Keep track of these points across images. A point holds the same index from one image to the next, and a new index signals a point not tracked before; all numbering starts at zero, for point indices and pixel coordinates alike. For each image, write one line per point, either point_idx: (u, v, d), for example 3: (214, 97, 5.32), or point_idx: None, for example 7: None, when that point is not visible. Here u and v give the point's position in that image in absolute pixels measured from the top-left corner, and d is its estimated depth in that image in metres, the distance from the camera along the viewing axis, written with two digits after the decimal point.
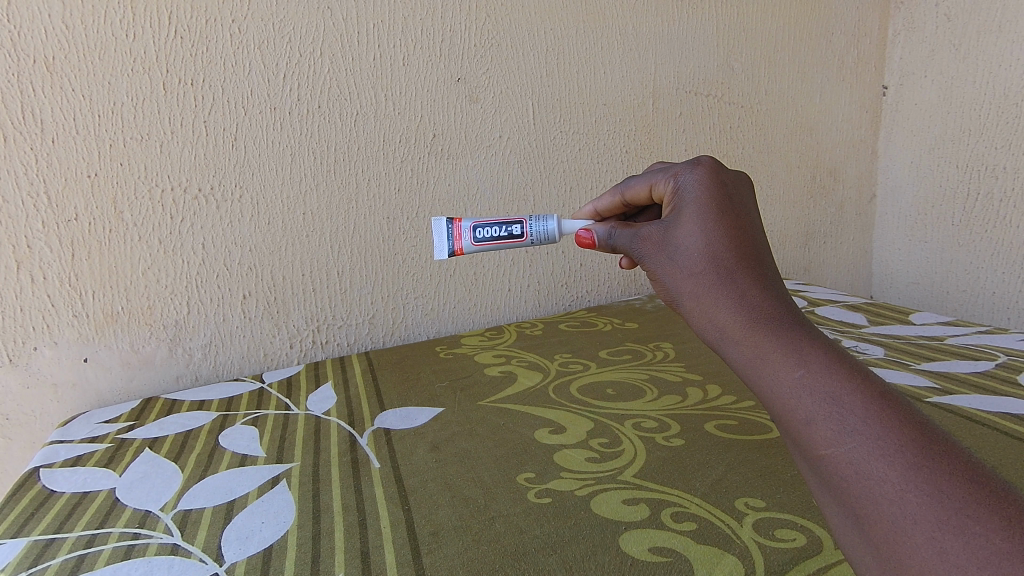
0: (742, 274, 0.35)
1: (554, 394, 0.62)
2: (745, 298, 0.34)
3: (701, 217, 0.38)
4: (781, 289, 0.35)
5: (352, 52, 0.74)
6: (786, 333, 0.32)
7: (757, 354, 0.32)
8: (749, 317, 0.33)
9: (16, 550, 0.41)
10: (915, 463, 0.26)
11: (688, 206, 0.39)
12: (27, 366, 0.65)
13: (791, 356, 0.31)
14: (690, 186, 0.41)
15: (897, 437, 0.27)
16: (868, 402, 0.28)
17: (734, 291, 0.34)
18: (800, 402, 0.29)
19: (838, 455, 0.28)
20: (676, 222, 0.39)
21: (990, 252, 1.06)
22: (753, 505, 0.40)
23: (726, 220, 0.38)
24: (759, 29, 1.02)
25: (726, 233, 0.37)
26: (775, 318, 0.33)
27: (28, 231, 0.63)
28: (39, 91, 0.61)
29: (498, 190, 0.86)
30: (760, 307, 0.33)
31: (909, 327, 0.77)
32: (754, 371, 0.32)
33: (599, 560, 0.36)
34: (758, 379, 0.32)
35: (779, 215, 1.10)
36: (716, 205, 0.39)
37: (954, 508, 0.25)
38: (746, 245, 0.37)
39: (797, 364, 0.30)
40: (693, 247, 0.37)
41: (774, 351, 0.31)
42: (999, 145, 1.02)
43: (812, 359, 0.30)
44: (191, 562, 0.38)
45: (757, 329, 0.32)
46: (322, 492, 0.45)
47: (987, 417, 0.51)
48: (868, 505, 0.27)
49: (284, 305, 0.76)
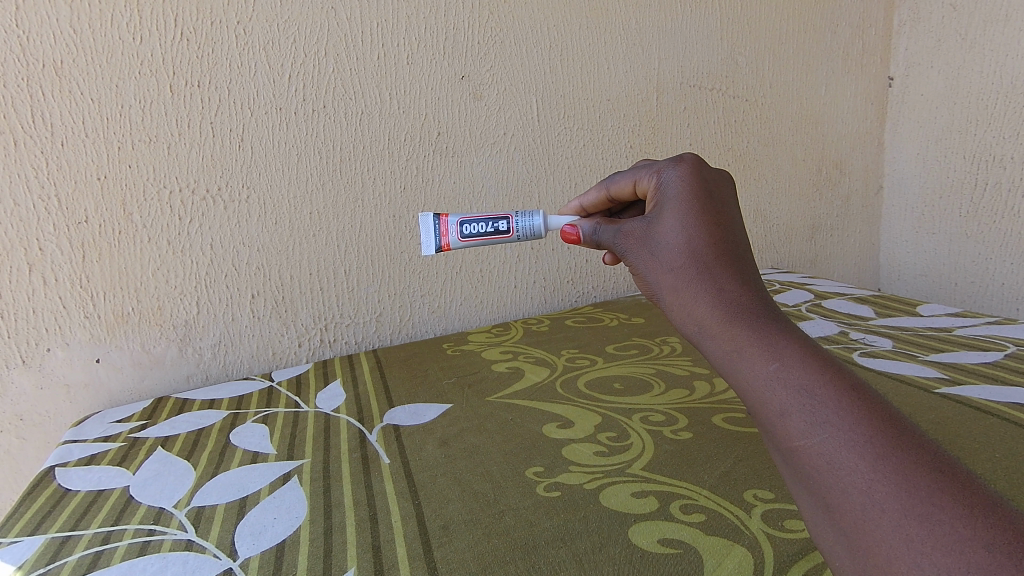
0: (719, 266, 0.35)
1: (561, 389, 0.62)
2: (720, 288, 0.34)
3: (682, 213, 0.38)
4: (759, 283, 0.35)
5: (356, 52, 0.74)
6: (763, 326, 0.32)
7: (734, 348, 0.32)
8: (727, 311, 0.33)
9: (35, 546, 0.42)
10: (885, 454, 0.26)
11: (669, 201, 0.40)
12: (40, 367, 0.66)
13: (767, 349, 0.31)
14: (671, 182, 0.41)
15: (867, 428, 0.27)
16: (840, 396, 0.28)
17: (710, 280, 0.35)
18: (775, 395, 0.29)
19: (811, 446, 0.28)
20: (658, 218, 0.39)
21: (1000, 243, 1.06)
22: (762, 497, 0.41)
23: (708, 216, 0.38)
24: (763, 22, 1.02)
25: (706, 227, 0.37)
26: (754, 312, 0.33)
27: (39, 234, 0.64)
28: (49, 95, 0.62)
29: (503, 187, 0.86)
30: (737, 301, 0.34)
31: (917, 319, 0.76)
32: (730, 365, 0.32)
33: (608, 551, 0.36)
34: (734, 372, 0.32)
35: (785, 208, 1.10)
36: (698, 200, 0.39)
37: (921, 497, 0.25)
38: (727, 240, 0.37)
39: (772, 357, 0.30)
40: (673, 243, 0.37)
41: (750, 343, 0.31)
42: (1007, 134, 1.01)
43: (787, 353, 0.30)
44: (205, 557, 0.39)
45: (734, 323, 0.33)
46: (333, 488, 0.46)
47: (995, 407, 0.51)
48: (839, 495, 0.26)
49: (293, 304, 0.77)
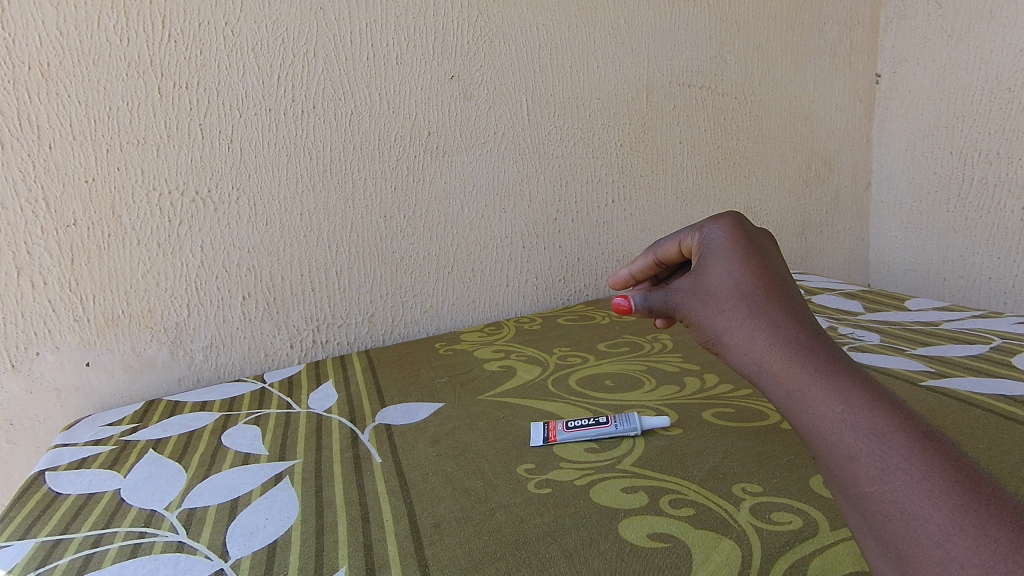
0: (775, 311, 0.37)
1: (553, 387, 0.62)
2: (780, 333, 0.36)
3: (732, 264, 0.41)
4: (818, 329, 0.36)
5: (345, 52, 0.74)
6: (825, 368, 0.33)
7: (797, 389, 0.33)
8: (788, 353, 0.34)
9: (25, 551, 0.41)
10: (961, 506, 0.26)
11: (715, 253, 0.42)
12: (29, 371, 0.66)
13: (832, 391, 0.32)
14: (714, 237, 0.44)
15: (940, 478, 0.27)
16: (911, 443, 0.29)
17: (767, 324, 0.37)
18: (843, 437, 0.30)
19: (882, 493, 0.28)
20: (706, 269, 0.42)
21: (987, 237, 1.07)
22: (750, 490, 0.41)
23: (757, 269, 0.40)
24: (751, 20, 1.02)
25: (757, 277, 0.40)
26: (816, 355, 0.34)
27: (27, 237, 0.63)
28: (35, 98, 0.62)
29: (494, 186, 0.86)
30: (797, 343, 0.35)
31: (905, 313, 0.77)
32: (794, 407, 0.33)
33: (597, 547, 0.37)
34: (798, 413, 0.33)
35: (775, 205, 1.11)
36: (745, 253, 0.41)
37: (1002, 553, 0.24)
38: (778, 290, 0.39)
39: (837, 399, 0.31)
40: (727, 290, 0.39)
41: (814, 385, 0.32)
42: (993, 130, 1.03)
43: (853, 395, 0.31)
44: (196, 559, 0.39)
45: (795, 365, 0.34)
46: (324, 487, 0.46)
47: (981, 399, 0.51)
48: (912, 545, 0.26)
49: (284, 305, 0.77)
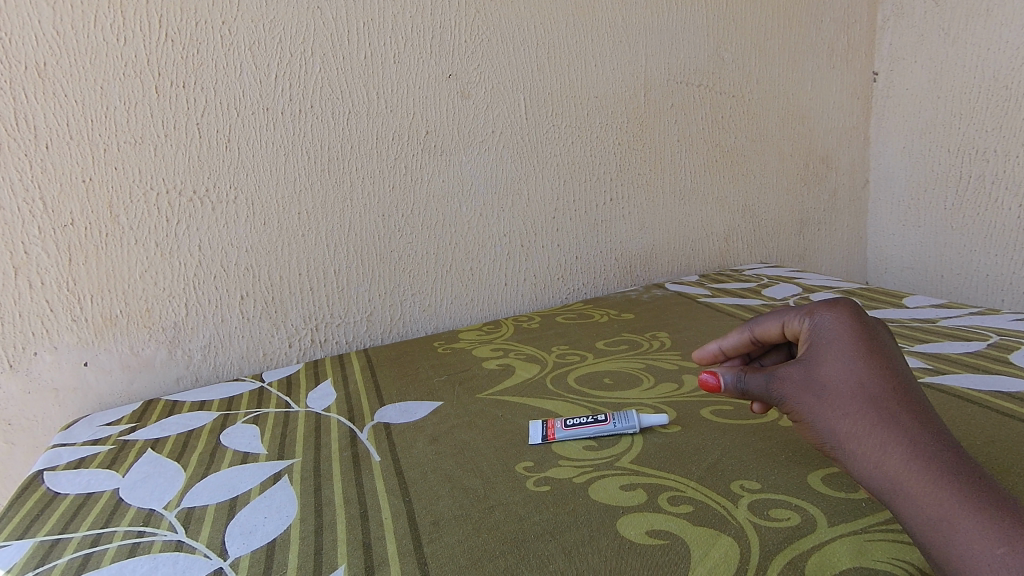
0: (909, 421, 0.35)
1: (551, 385, 0.62)
2: (917, 448, 0.33)
3: (853, 360, 0.38)
4: (956, 443, 0.34)
5: (342, 51, 0.74)
6: (974, 497, 0.31)
7: (941, 518, 0.31)
8: (929, 475, 0.32)
9: (23, 551, 0.41)
10: None
11: (832, 344, 0.39)
12: (27, 371, 0.66)
13: (987, 526, 0.29)
14: (827, 325, 0.41)
15: None
16: None
17: (901, 437, 0.34)
18: None
19: None
20: (820, 361, 0.39)
21: (984, 235, 1.07)
22: (748, 487, 0.41)
23: (882, 369, 0.37)
24: (749, 19, 1.02)
25: (883, 380, 0.37)
26: (961, 479, 0.32)
27: (25, 236, 0.63)
28: (31, 97, 0.62)
29: (492, 184, 0.86)
30: (938, 464, 0.32)
31: (903, 310, 0.77)
32: (938, 537, 0.31)
33: (595, 544, 0.37)
34: (943, 544, 0.30)
35: (773, 203, 1.11)
36: (866, 348, 0.39)
37: None
38: (908, 396, 0.36)
39: (994, 537, 0.29)
40: (849, 391, 0.37)
41: (964, 517, 0.30)
42: (990, 127, 1.03)
43: (1013, 534, 0.29)
44: (195, 557, 0.39)
45: (939, 489, 0.31)
46: (323, 486, 0.46)
47: (979, 396, 0.51)
48: None
49: (283, 304, 0.77)
